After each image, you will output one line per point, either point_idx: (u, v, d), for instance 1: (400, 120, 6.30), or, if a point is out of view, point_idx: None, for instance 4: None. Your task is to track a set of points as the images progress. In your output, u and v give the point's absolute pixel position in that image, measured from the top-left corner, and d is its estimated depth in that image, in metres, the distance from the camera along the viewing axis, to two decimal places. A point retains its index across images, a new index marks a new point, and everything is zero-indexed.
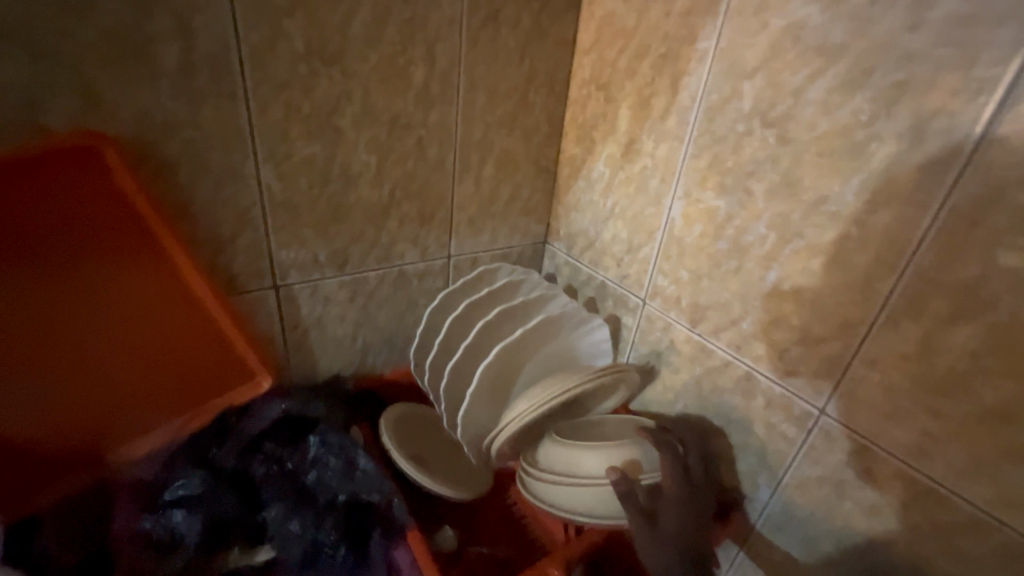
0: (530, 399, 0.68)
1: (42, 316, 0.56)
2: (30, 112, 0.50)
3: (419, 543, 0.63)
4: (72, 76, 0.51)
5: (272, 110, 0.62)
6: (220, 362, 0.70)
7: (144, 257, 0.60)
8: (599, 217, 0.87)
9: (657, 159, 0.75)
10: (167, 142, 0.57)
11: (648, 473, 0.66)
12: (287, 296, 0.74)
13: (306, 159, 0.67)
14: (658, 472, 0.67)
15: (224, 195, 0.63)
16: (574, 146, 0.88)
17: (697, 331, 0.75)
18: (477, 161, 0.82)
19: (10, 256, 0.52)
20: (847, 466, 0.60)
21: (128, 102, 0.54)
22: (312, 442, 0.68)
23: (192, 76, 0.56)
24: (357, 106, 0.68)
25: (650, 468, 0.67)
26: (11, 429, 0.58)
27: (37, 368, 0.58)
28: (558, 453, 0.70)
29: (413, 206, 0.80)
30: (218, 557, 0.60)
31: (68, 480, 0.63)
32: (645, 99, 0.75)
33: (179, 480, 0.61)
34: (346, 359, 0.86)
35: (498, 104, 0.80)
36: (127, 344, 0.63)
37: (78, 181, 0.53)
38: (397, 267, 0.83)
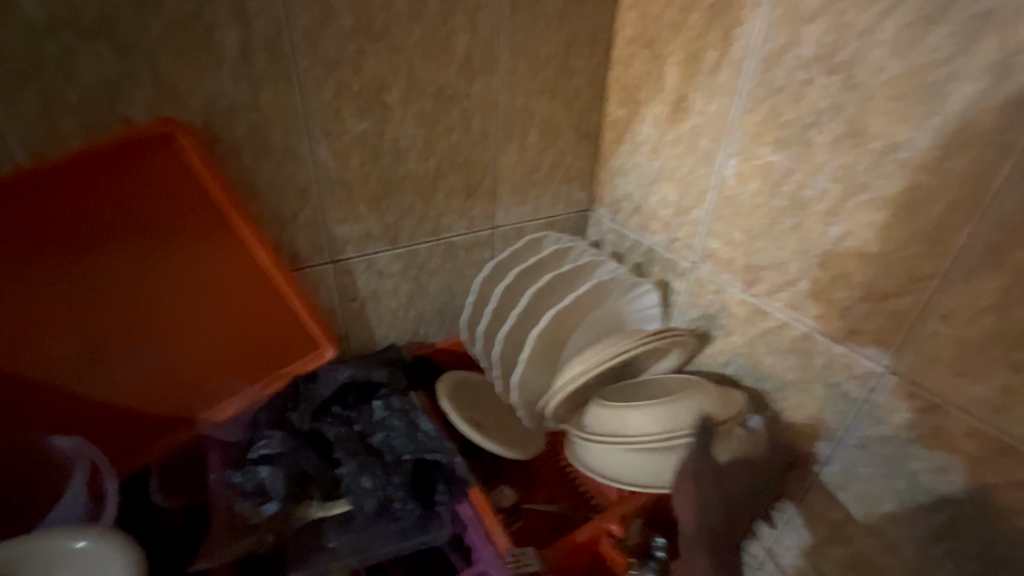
0: (593, 354, 0.71)
1: (134, 288, 0.62)
2: (115, 105, 0.54)
3: (481, 498, 0.67)
4: (148, 68, 0.54)
5: (325, 89, 0.64)
6: (289, 334, 0.76)
7: (219, 235, 0.65)
8: (645, 180, 0.85)
9: (708, 116, 0.72)
10: (233, 126, 0.61)
11: (679, 431, 0.67)
12: (345, 270, 0.78)
13: (358, 136, 0.69)
14: (683, 432, 0.67)
15: (285, 175, 0.67)
16: (618, 109, 0.86)
17: (751, 293, 0.73)
18: (520, 130, 0.82)
19: (107, 238, 0.58)
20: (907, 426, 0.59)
21: (198, 91, 0.57)
22: (377, 406, 0.73)
23: (252, 61, 0.58)
24: (404, 81, 0.69)
25: (678, 426, 0.67)
26: (115, 390, 0.65)
27: (132, 337, 0.64)
28: (603, 417, 0.70)
29: (459, 178, 0.81)
30: (301, 508, 0.64)
31: (167, 439, 0.69)
32: (695, 53, 0.72)
33: (262, 441, 0.66)
34: (401, 329, 0.90)
35: (540, 70, 0.79)
36: (206, 316, 0.68)
37: (162, 166, 0.58)
38: (446, 239, 0.85)
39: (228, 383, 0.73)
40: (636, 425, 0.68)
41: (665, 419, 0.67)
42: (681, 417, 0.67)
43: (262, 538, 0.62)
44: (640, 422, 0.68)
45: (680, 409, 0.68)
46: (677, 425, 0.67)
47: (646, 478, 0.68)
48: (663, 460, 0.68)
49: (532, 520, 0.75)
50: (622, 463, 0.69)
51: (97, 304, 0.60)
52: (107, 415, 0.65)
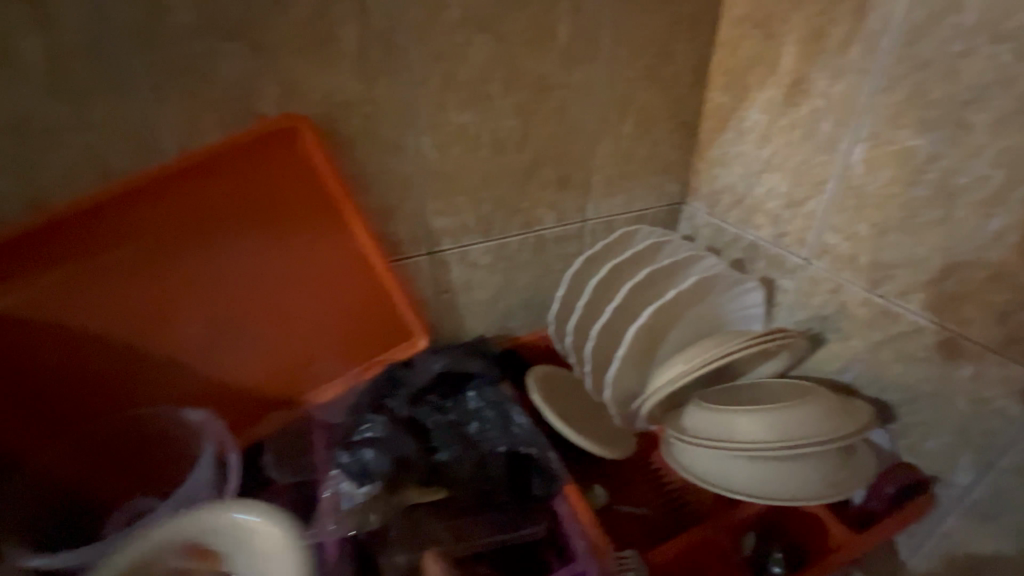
0: (703, 354, 0.68)
1: (253, 275, 0.66)
2: (248, 101, 0.58)
3: (577, 495, 0.66)
4: (278, 64, 0.57)
5: (432, 81, 0.65)
6: (386, 323, 0.77)
7: (328, 224, 0.68)
8: (751, 170, 0.79)
9: (832, 98, 0.66)
10: (347, 119, 0.63)
11: (797, 440, 0.62)
12: (440, 261, 0.79)
13: (459, 128, 0.70)
14: (803, 441, 0.62)
15: (391, 166, 0.68)
16: (721, 95, 0.81)
17: (877, 293, 0.66)
18: (616, 119, 0.80)
19: (235, 226, 0.63)
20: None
21: (319, 85, 0.60)
22: (471, 397, 0.74)
23: (368, 55, 0.60)
24: (506, 71, 0.68)
25: (796, 435, 0.62)
26: (234, 369, 0.69)
27: (250, 320, 0.68)
28: (707, 419, 0.66)
29: (553, 169, 0.80)
30: (401, 492, 0.65)
31: (276, 418, 0.73)
32: (818, 28, 0.65)
33: (366, 425, 0.69)
34: (488, 322, 0.90)
35: (641, 55, 0.76)
36: (313, 303, 0.71)
37: (284, 159, 0.62)
38: (536, 232, 0.84)
39: (331, 368, 0.76)
40: (747, 431, 0.63)
41: (781, 426, 0.63)
42: (802, 426, 0.62)
43: (366, 517, 0.63)
44: (752, 429, 0.63)
45: (796, 416, 0.63)
46: (794, 433, 0.62)
47: (759, 488, 0.63)
48: (777, 469, 0.63)
49: (624, 523, 0.73)
50: (730, 470, 0.65)
51: (222, 288, 0.65)
52: (227, 392, 0.70)
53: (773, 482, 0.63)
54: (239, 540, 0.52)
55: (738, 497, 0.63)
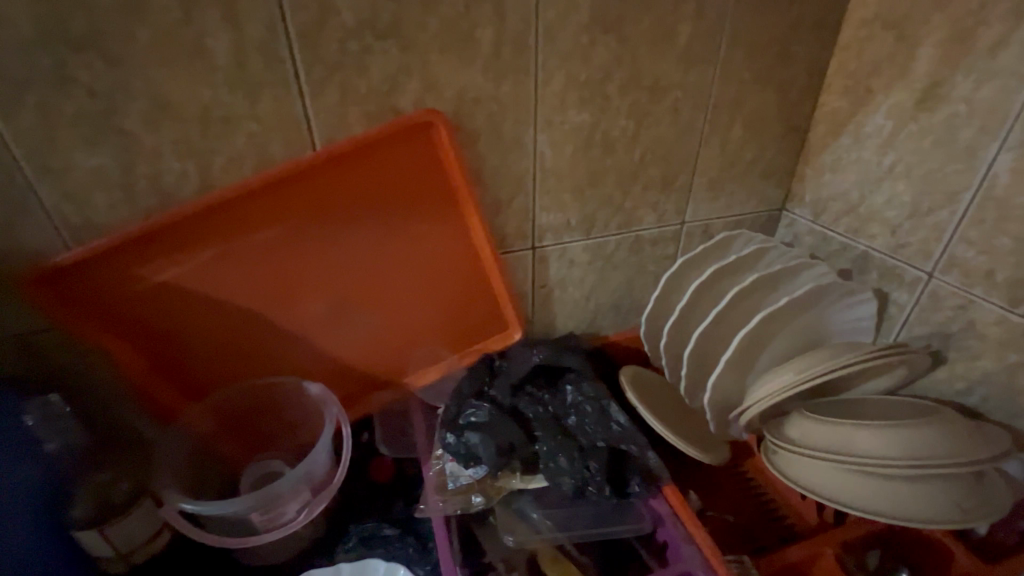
0: (826, 365, 0.64)
1: (377, 261, 0.71)
2: (391, 98, 0.62)
3: (678, 497, 0.65)
4: (420, 63, 0.60)
5: (555, 80, 0.67)
6: (487, 314, 0.80)
7: (446, 217, 0.71)
8: (868, 178, 0.76)
9: (977, 104, 0.62)
10: (474, 116, 0.66)
11: (924, 460, 0.59)
12: (541, 257, 0.81)
13: (575, 126, 0.71)
14: (933, 462, 0.58)
15: (508, 162, 0.71)
16: (838, 99, 0.78)
17: (1017, 312, 0.63)
18: (726, 122, 0.79)
19: (367, 215, 0.67)
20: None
21: (454, 83, 0.63)
22: (569, 390, 0.74)
23: (501, 55, 0.63)
24: (626, 72, 0.69)
25: (923, 456, 0.59)
26: (351, 348, 0.75)
27: (370, 303, 0.73)
28: (821, 431, 0.64)
29: (658, 170, 0.80)
30: (502, 475, 0.67)
31: (382, 394, 0.78)
32: (965, 31, 0.62)
33: (470, 410, 0.71)
34: (578, 319, 0.91)
35: (759, 57, 0.75)
36: (425, 291, 0.75)
37: (416, 153, 0.66)
38: (635, 233, 0.85)
39: (432, 353, 0.80)
40: (866, 446, 0.61)
41: (906, 444, 0.60)
42: (926, 446, 0.60)
43: (472, 499, 0.66)
44: (872, 443, 0.61)
45: (922, 435, 0.60)
46: (922, 453, 0.59)
47: (874, 506, 0.61)
48: (899, 489, 0.60)
49: (718, 527, 0.71)
50: (843, 485, 0.62)
51: (350, 272, 0.70)
52: (344, 368, 0.76)
53: (892, 501, 0.60)
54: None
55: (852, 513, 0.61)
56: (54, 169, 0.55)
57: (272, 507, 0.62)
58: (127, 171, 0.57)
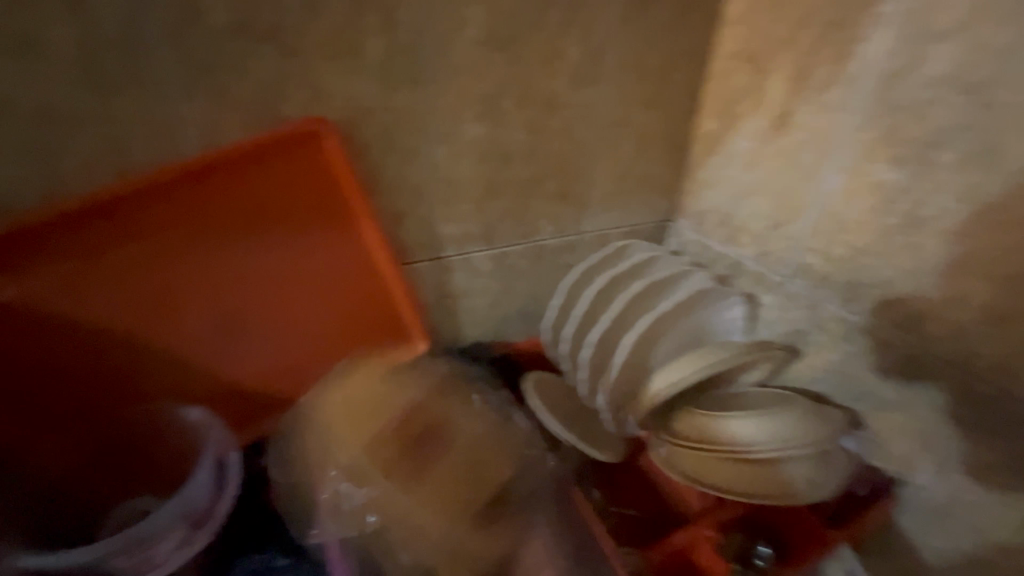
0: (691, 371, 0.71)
1: (264, 274, 0.67)
2: (273, 104, 0.60)
3: (577, 495, 0.69)
4: (306, 70, 0.59)
5: (450, 94, 0.68)
6: (389, 327, 0.78)
7: (341, 228, 0.70)
8: (737, 193, 0.85)
9: (815, 132, 0.72)
10: (368, 126, 0.65)
11: (780, 444, 0.67)
12: (444, 267, 0.81)
13: (472, 139, 0.72)
14: (786, 445, 0.67)
15: (405, 172, 0.71)
16: (713, 121, 0.86)
17: (851, 311, 0.73)
18: (616, 139, 0.84)
19: (251, 227, 0.65)
20: (1021, 456, 0.61)
21: (343, 91, 0.62)
22: (472, 400, 0.75)
23: (392, 66, 0.63)
24: (519, 89, 0.72)
25: (779, 440, 0.68)
26: (237, 370, 0.69)
27: (257, 319, 0.69)
28: (696, 423, 0.71)
29: (556, 183, 0.83)
30: (401, 491, 0.65)
31: (276, 418, 0.73)
32: (804, 69, 0.72)
33: (368, 425, 0.71)
34: (485, 328, 0.92)
35: (642, 81, 0.81)
36: (320, 304, 0.72)
37: (303, 161, 0.64)
38: (535, 242, 0.87)
39: (333, 370, 0.76)
40: (734, 434, 0.69)
41: (767, 429, 0.68)
42: (783, 430, 0.68)
43: (365, 518, 0.64)
44: (739, 432, 0.69)
45: (781, 421, 0.68)
46: (779, 438, 0.68)
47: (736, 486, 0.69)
48: (758, 470, 0.69)
49: (620, 522, 0.77)
50: (713, 469, 0.70)
51: (233, 286, 0.66)
52: (230, 393, 0.70)
53: (751, 482, 0.69)
54: None
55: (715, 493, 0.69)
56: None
57: (140, 550, 0.56)
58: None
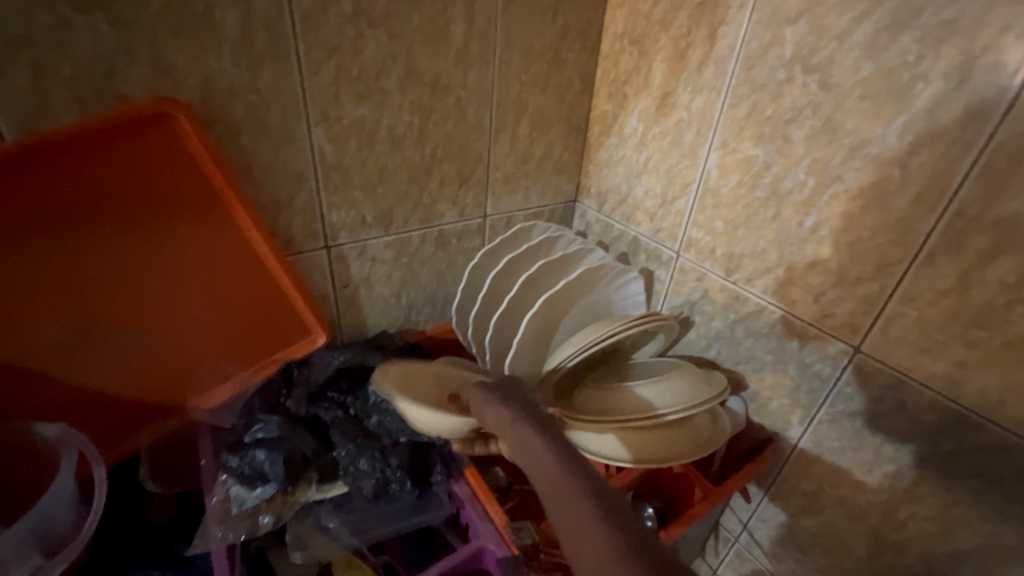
0: (603, 330, 0.74)
1: (126, 272, 0.62)
2: (111, 82, 0.54)
3: (477, 477, 0.68)
4: (148, 45, 0.54)
5: (324, 73, 0.64)
6: (283, 320, 0.75)
7: (215, 218, 0.65)
8: (631, 171, 0.88)
9: (693, 111, 0.76)
10: (232, 107, 0.61)
11: (667, 409, 0.69)
12: (338, 256, 0.78)
13: (355, 121, 0.69)
14: (673, 409, 0.69)
15: (282, 157, 0.67)
16: (606, 103, 0.89)
17: (731, 280, 0.77)
18: (512, 121, 0.84)
19: (103, 220, 0.58)
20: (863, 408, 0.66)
21: (197, 69, 0.57)
22: (372, 391, 0.72)
23: (252, 42, 0.59)
24: (402, 68, 0.69)
25: (666, 405, 0.70)
26: (105, 377, 0.64)
27: (123, 321, 0.63)
28: (591, 397, 0.74)
29: (453, 166, 0.82)
30: (299, 489, 0.63)
31: (160, 425, 0.69)
32: (682, 50, 0.75)
33: (258, 426, 0.66)
34: (392, 317, 0.90)
35: (533, 61, 0.80)
36: (199, 301, 0.68)
37: (160, 145, 0.58)
38: (437, 227, 0.86)
39: (220, 370, 0.72)
40: (624, 403, 0.72)
41: (651, 396, 0.72)
42: (679, 391, 0.72)
43: (259, 521, 0.61)
44: (628, 401, 0.72)
45: (665, 388, 0.72)
46: (666, 403, 0.71)
47: (637, 455, 0.69)
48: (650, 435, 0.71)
49: (527, 499, 0.76)
50: (613, 440, 0.70)
51: (88, 287, 0.60)
52: (99, 402, 0.65)
53: (650, 449, 0.69)
54: None
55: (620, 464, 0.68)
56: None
57: None
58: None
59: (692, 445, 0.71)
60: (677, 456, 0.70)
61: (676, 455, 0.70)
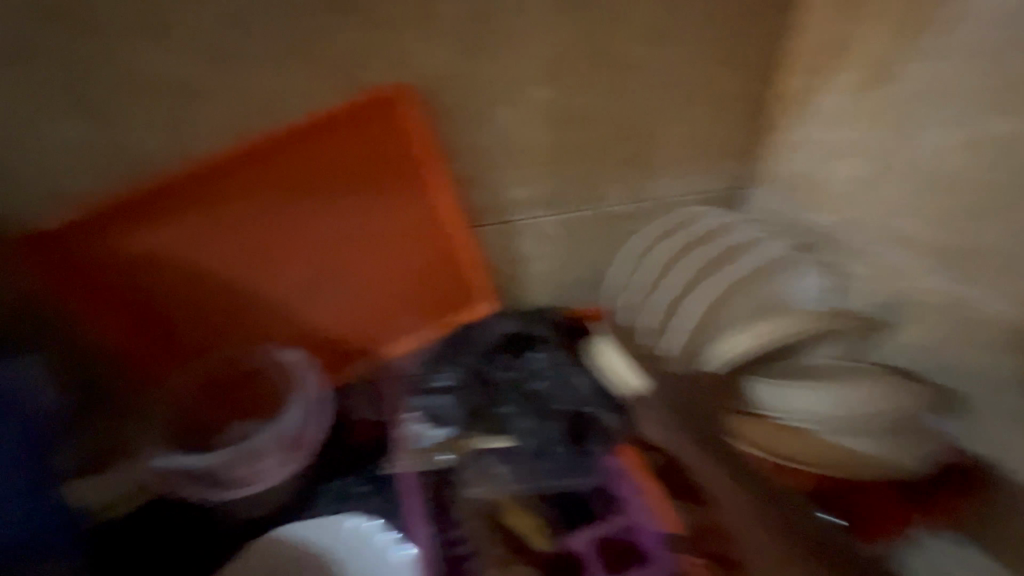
0: (792, 325, 0.69)
1: (349, 233, 0.74)
2: (358, 71, 0.65)
3: (635, 454, 0.69)
4: (388, 38, 0.64)
5: (519, 56, 0.70)
6: (458, 287, 0.82)
7: (417, 189, 0.75)
8: (823, 154, 0.80)
9: (914, 82, 0.66)
10: (442, 89, 0.69)
11: (862, 415, 0.64)
12: (511, 230, 0.84)
13: (541, 102, 0.74)
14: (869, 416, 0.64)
15: (476, 135, 0.74)
16: (797, 79, 0.81)
17: (952, 280, 0.66)
18: (690, 100, 0.81)
19: (339, 188, 0.71)
20: None
21: (420, 56, 0.66)
22: (535, 357, 0.78)
23: (464, 30, 0.66)
24: (588, 49, 0.72)
25: (864, 412, 0.64)
26: (326, 320, 0.78)
27: (342, 274, 0.76)
28: (770, 392, 0.66)
29: (625, 147, 0.82)
30: (469, 435, 0.71)
31: (358, 365, 0.81)
32: (907, 12, 0.65)
33: (442, 373, 0.78)
34: (550, 293, 0.94)
35: (717, 37, 0.77)
36: (397, 263, 0.78)
37: (385, 125, 0.70)
38: (602, 209, 0.87)
39: (407, 325, 0.82)
40: (815, 403, 0.64)
41: (851, 400, 0.64)
42: (880, 400, 0.64)
43: (439, 456, 0.70)
44: (823, 402, 0.64)
45: (866, 393, 0.64)
46: (864, 409, 0.64)
47: (813, 456, 0.65)
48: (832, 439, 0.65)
49: None
50: (783, 435, 0.66)
51: (323, 243, 0.74)
52: (319, 339, 0.79)
53: (831, 454, 0.64)
54: (358, 546, 0.66)
55: (786, 462, 0.65)
56: (26, 143, 0.61)
57: (250, 460, 0.67)
58: (100, 140, 0.63)
59: (892, 462, 0.64)
60: (863, 467, 0.64)
61: (861, 465, 0.64)
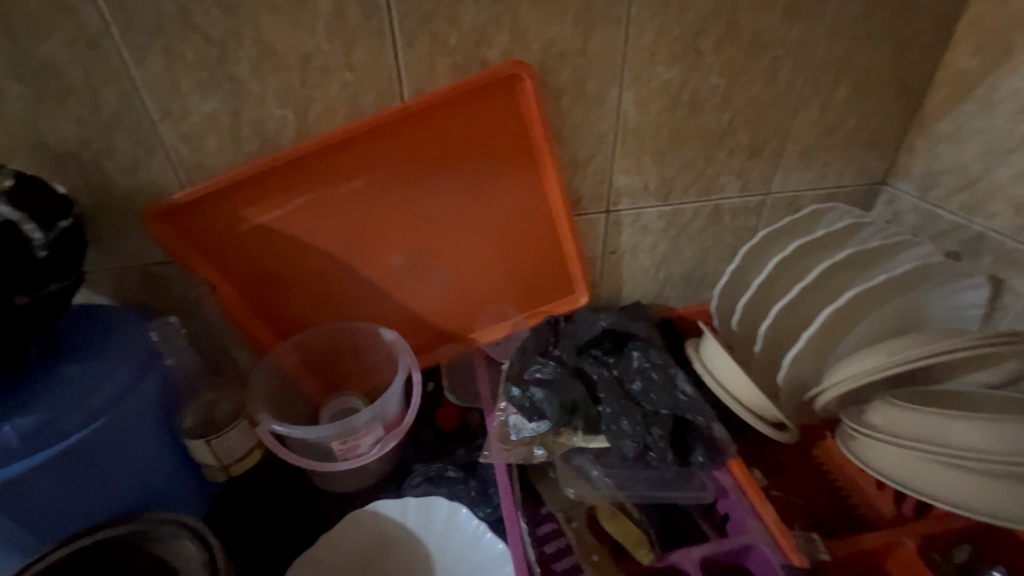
0: (954, 340, 0.57)
1: (454, 216, 0.73)
2: (478, 48, 0.62)
3: (743, 470, 0.66)
4: (511, 14, 0.60)
5: (646, 34, 0.64)
6: (554, 276, 0.81)
7: (524, 173, 0.73)
8: (992, 148, 0.68)
9: None
10: (560, 70, 0.65)
11: None
12: (614, 221, 0.79)
13: (663, 84, 0.68)
14: None
15: (590, 119, 0.70)
16: (968, 59, 0.69)
17: None
18: (830, 83, 0.72)
19: (448, 168, 0.70)
20: None
21: (542, 34, 0.62)
22: (635, 356, 0.71)
23: (592, 6, 0.61)
24: (723, 25, 0.65)
25: None
26: (424, 301, 0.78)
27: (444, 258, 0.76)
28: (903, 419, 0.59)
29: (748, 135, 0.75)
30: (565, 433, 0.68)
31: (451, 348, 0.82)
32: None
33: (536, 366, 0.72)
34: (646, 288, 0.89)
35: (876, 10, 0.67)
36: (497, 249, 0.77)
37: (501, 105, 0.67)
38: (714, 202, 0.80)
39: (501, 311, 0.82)
40: (963, 438, 0.55)
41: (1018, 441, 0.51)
42: None
43: (534, 451, 0.69)
44: (973, 437, 0.54)
45: None
46: None
47: (974, 500, 0.56)
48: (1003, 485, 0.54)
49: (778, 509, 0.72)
50: (928, 472, 0.58)
51: (428, 224, 0.73)
52: (416, 320, 0.79)
53: (1004, 500, 0.54)
54: (448, 534, 0.67)
55: (943, 506, 0.57)
56: (144, 125, 0.60)
57: (349, 438, 0.67)
58: (223, 120, 0.62)
59: None
60: None
61: None
